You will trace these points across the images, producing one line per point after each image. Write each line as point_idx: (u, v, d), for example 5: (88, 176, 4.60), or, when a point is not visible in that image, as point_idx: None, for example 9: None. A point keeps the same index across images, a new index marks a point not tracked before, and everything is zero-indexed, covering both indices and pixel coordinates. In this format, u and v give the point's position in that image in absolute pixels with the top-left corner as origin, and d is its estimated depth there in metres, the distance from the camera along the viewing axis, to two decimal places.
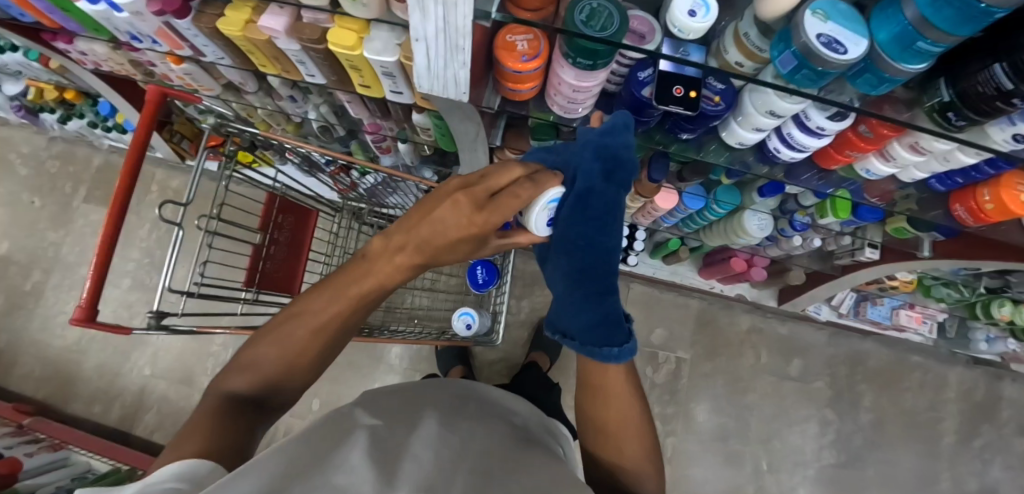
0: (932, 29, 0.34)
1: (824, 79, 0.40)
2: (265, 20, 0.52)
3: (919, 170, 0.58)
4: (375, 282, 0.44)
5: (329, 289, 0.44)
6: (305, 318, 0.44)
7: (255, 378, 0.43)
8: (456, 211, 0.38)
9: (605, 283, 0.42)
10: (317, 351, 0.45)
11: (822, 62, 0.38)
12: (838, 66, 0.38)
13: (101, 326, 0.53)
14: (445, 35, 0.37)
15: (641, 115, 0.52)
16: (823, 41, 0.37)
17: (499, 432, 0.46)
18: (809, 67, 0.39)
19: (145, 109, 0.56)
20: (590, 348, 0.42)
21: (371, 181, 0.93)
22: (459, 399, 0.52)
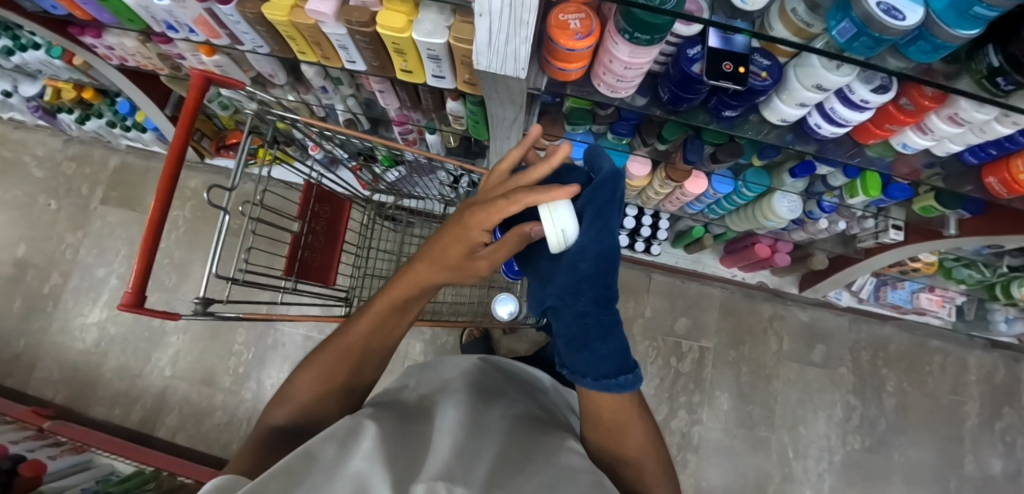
0: None
1: (881, 46, 0.41)
2: (312, 4, 0.52)
3: (954, 142, 0.59)
4: (392, 301, 0.44)
5: (356, 315, 0.46)
6: (333, 342, 0.45)
7: (296, 407, 0.44)
8: (452, 228, 0.38)
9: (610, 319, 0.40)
10: (346, 375, 0.45)
11: (881, 29, 0.39)
12: (895, 33, 0.39)
13: (148, 311, 0.52)
14: (511, 8, 0.38)
15: (689, 92, 0.52)
16: (882, 8, 0.38)
17: (519, 423, 0.48)
18: (867, 35, 0.40)
19: (191, 94, 0.56)
20: (603, 382, 0.41)
21: (398, 173, 0.94)
22: (484, 383, 0.55)
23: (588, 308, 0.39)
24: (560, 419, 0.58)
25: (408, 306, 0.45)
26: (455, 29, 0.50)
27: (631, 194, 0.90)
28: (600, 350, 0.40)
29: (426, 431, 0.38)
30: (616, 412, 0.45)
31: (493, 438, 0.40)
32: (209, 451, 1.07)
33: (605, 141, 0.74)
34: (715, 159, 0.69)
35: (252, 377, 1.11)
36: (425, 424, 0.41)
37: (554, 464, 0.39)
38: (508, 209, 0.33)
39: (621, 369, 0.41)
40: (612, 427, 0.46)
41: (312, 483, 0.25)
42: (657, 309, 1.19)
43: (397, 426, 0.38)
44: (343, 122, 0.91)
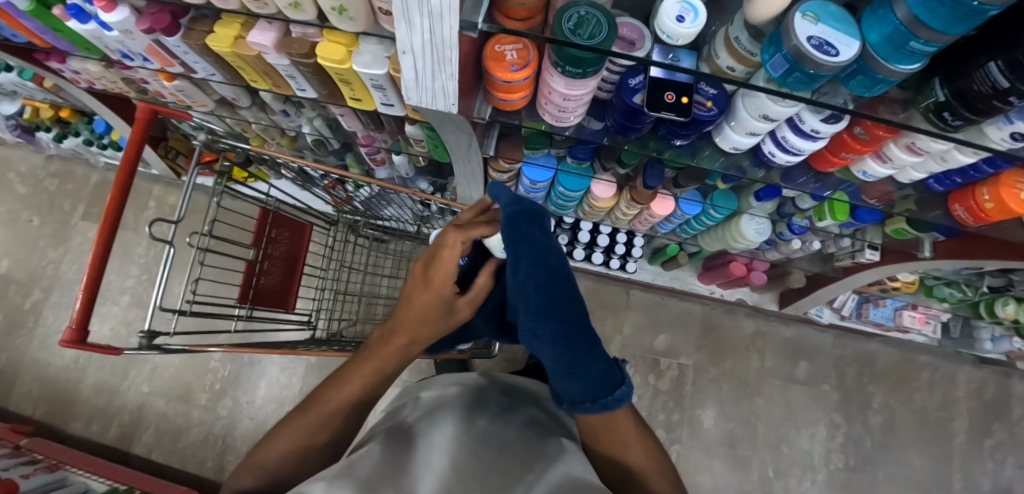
0: (925, 29, 0.33)
1: (816, 82, 0.39)
2: (254, 36, 0.52)
3: (916, 171, 0.57)
4: (378, 363, 0.48)
5: (336, 382, 0.47)
6: (313, 408, 0.45)
7: (264, 474, 0.43)
8: (422, 285, 0.50)
9: (588, 336, 0.46)
10: (328, 440, 0.45)
11: (815, 65, 0.37)
12: (830, 69, 0.38)
13: (90, 346, 0.52)
14: (432, 47, 0.38)
15: (634, 123, 0.51)
16: (813, 44, 0.36)
17: (519, 435, 0.49)
18: (800, 71, 0.38)
19: (136, 128, 0.56)
20: (601, 402, 0.44)
21: (364, 196, 0.92)
22: (477, 400, 0.57)
23: (561, 333, 0.45)
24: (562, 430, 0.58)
25: (393, 374, 0.50)
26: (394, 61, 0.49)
27: (600, 214, 0.89)
28: (588, 373, 0.44)
29: (409, 462, 0.40)
30: (610, 425, 0.47)
31: (485, 455, 0.42)
32: (185, 467, 1.08)
33: (566, 165, 0.73)
34: (677, 183, 0.70)
35: (229, 394, 1.12)
36: (410, 452, 0.43)
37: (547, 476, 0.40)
38: (453, 256, 0.48)
39: (611, 384, 0.44)
40: (610, 443, 0.48)
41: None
42: (636, 325, 1.18)
43: (386, 457, 0.41)
44: (312, 141, 0.92)
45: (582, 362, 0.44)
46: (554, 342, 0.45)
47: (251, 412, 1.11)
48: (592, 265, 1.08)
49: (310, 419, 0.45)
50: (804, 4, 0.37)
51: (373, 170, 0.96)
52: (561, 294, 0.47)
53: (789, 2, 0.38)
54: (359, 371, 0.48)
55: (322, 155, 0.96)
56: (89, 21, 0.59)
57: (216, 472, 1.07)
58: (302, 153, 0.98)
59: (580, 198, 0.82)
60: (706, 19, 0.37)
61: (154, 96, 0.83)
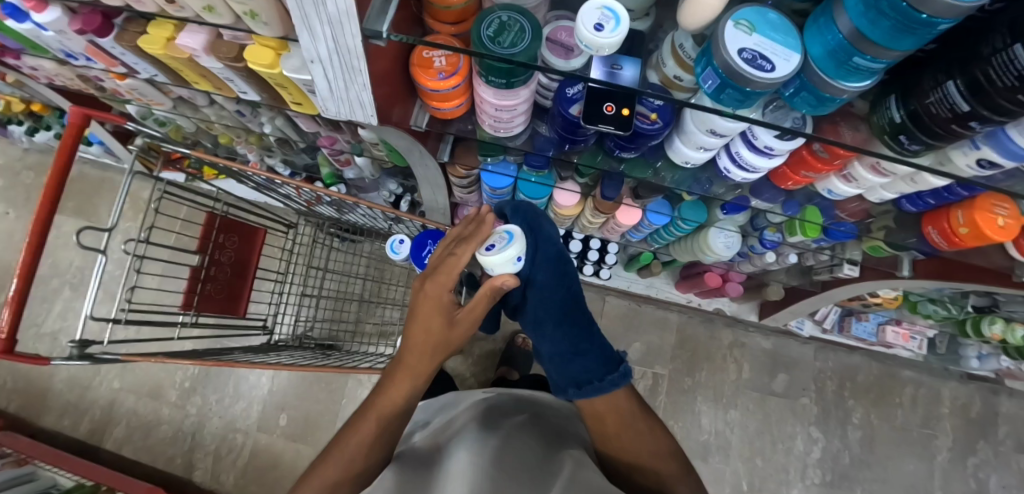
0: (868, 43, 0.29)
1: (752, 99, 0.35)
2: (183, 39, 0.50)
3: (886, 190, 0.54)
4: (391, 397, 0.46)
5: (351, 426, 0.45)
6: (332, 457, 0.43)
7: None
8: (425, 299, 0.48)
9: (583, 317, 0.57)
10: (356, 477, 0.43)
11: (748, 82, 0.33)
12: (766, 86, 0.33)
13: (14, 356, 0.47)
14: (339, 56, 0.36)
15: (575, 134, 0.48)
16: (745, 57, 0.32)
17: (534, 430, 0.56)
18: (733, 87, 0.34)
19: (67, 133, 0.54)
20: (610, 378, 0.50)
21: (325, 203, 0.88)
22: (485, 402, 0.63)
23: (564, 321, 0.55)
24: (572, 427, 0.62)
25: (407, 407, 0.47)
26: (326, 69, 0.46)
27: (568, 221, 0.87)
28: (592, 351, 0.53)
29: (436, 474, 0.46)
30: (619, 417, 0.51)
31: (510, 445, 0.49)
32: (155, 464, 1.09)
33: (526, 174, 0.71)
34: (636, 193, 0.69)
35: (199, 391, 1.12)
36: (430, 474, 0.46)
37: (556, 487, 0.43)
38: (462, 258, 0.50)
39: (608, 362, 0.52)
40: (619, 439, 0.51)
41: None
42: (611, 331, 1.23)
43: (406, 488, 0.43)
44: (277, 141, 0.90)
45: (586, 342, 0.54)
46: (563, 326, 0.55)
47: (219, 410, 1.12)
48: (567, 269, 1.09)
49: (337, 464, 0.43)
50: (738, 11, 0.33)
51: (340, 170, 0.94)
52: (565, 290, 0.57)
53: (723, 8, 0.34)
54: (375, 407, 0.46)
55: (291, 153, 0.95)
56: (24, 22, 0.56)
57: (185, 469, 1.09)
58: (270, 150, 0.96)
59: (545, 205, 0.80)
60: (628, 27, 0.33)
61: (113, 93, 0.81)
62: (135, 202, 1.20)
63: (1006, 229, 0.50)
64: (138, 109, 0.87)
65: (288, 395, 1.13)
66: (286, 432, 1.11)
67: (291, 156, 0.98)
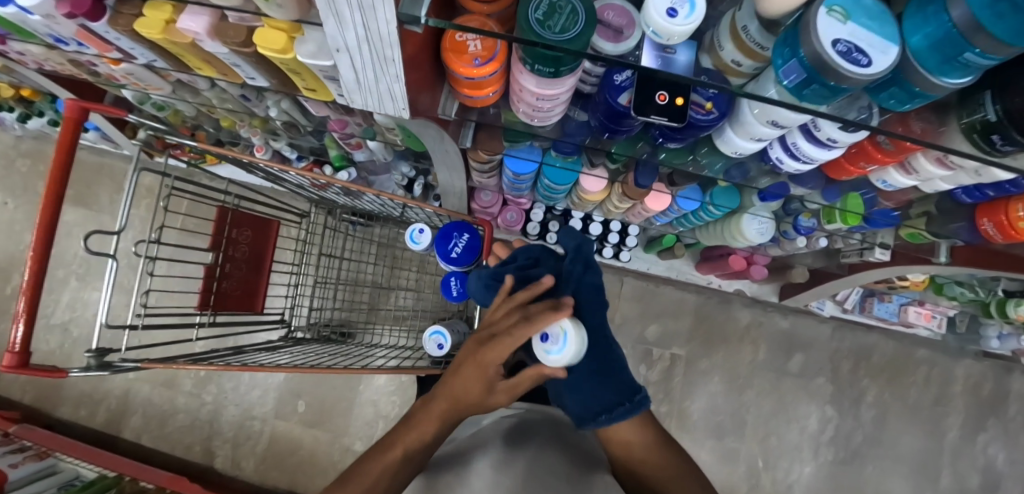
0: (985, 36, 0.25)
1: (838, 96, 0.31)
2: (184, 21, 0.45)
3: (943, 182, 0.50)
4: (419, 434, 0.45)
5: (369, 456, 0.44)
6: (351, 479, 0.43)
7: None
8: (471, 363, 0.43)
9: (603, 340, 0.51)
10: None
11: (837, 77, 0.29)
12: (858, 82, 0.30)
13: (32, 369, 0.46)
14: (369, 44, 0.32)
15: (618, 124, 0.44)
16: (839, 49, 0.28)
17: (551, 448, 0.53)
18: (819, 82, 0.30)
19: (63, 130, 0.49)
20: (637, 399, 0.47)
21: (336, 190, 0.84)
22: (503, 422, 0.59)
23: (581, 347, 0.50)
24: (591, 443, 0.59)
25: (436, 442, 0.46)
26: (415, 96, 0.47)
27: (591, 206, 0.84)
28: (613, 375, 0.49)
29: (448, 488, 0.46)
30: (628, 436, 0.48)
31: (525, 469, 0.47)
32: (175, 452, 1.10)
33: (551, 159, 0.67)
34: (671, 181, 0.65)
35: (214, 380, 1.12)
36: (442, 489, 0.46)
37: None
38: (516, 343, 0.41)
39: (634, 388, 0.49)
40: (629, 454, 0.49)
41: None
42: (628, 314, 1.22)
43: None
44: (283, 125, 0.85)
45: (605, 363, 0.49)
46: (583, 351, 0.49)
47: (236, 398, 1.12)
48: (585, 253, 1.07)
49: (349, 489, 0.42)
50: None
51: (350, 153, 0.89)
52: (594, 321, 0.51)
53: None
54: (400, 441, 0.45)
55: (298, 136, 0.90)
56: (6, 5, 0.51)
57: (204, 456, 1.10)
58: (275, 133, 0.91)
59: (569, 189, 0.77)
60: (704, 14, 0.29)
61: (107, 78, 0.76)
62: (138, 189, 1.17)
63: None
64: (134, 93, 0.82)
65: (305, 382, 1.12)
66: (304, 418, 1.11)
67: (297, 140, 0.93)
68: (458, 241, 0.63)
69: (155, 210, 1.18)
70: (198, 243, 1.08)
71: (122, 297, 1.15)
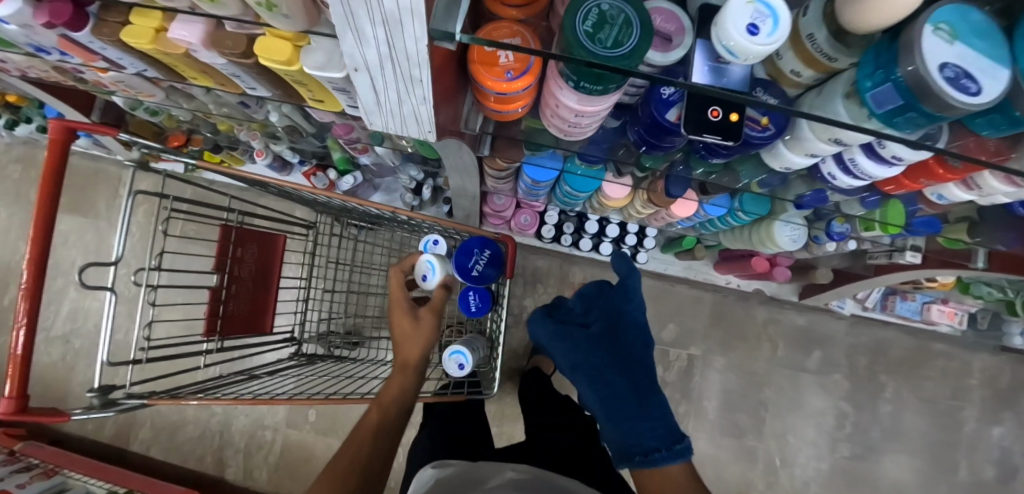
0: None
1: (935, 123, 0.27)
2: (176, 30, 0.41)
3: (1005, 197, 0.46)
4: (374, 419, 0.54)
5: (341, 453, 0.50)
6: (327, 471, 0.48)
7: None
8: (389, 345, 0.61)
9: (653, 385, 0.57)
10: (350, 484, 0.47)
11: (939, 106, 0.25)
12: (962, 110, 0.25)
13: (32, 414, 0.44)
14: (394, 62, 0.28)
15: (661, 141, 0.40)
16: (948, 75, 0.24)
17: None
18: (918, 110, 0.26)
19: (49, 152, 0.45)
20: (676, 447, 0.48)
21: (343, 199, 0.77)
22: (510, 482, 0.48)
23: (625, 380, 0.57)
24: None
25: (392, 426, 0.54)
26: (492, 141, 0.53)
27: (612, 210, 0.80)
28: (653, 413, 0.53)
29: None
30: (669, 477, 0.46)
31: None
32: (185, 463, 1.08)
33: (573, 166, 0.63)
34: (703, 189, 0.61)
35: None
36: None
37: None
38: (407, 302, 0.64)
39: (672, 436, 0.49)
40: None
41: None
42: None
43: None
44: (284, 129, 0.80)
45: (648, 404, 0.54)
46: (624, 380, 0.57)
47: (245, 409, 1.09)
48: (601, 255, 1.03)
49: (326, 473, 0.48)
50: (937, 10, 0.25)
51: (356, 157, 0.85)
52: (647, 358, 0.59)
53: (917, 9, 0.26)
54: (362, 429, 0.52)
55: (300, 141, 0.86)
56: None
57: (216, 467, 1.08)
58: (276, 138, 0.87)
59: (590, 195, 0.74)
60: (790, 32, 0.25)
61: (96, 85, 0.71)
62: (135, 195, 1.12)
63: None
64: (126, 100, 0.77)
65: None
66: (316, 427, 1.09)
67: (299, 144, 0.88)
68: (479, 257, 0.59)
69: (153, 215, 1.13)
70: (200, 251, 1.05)
71: (123, 307, 1.12)
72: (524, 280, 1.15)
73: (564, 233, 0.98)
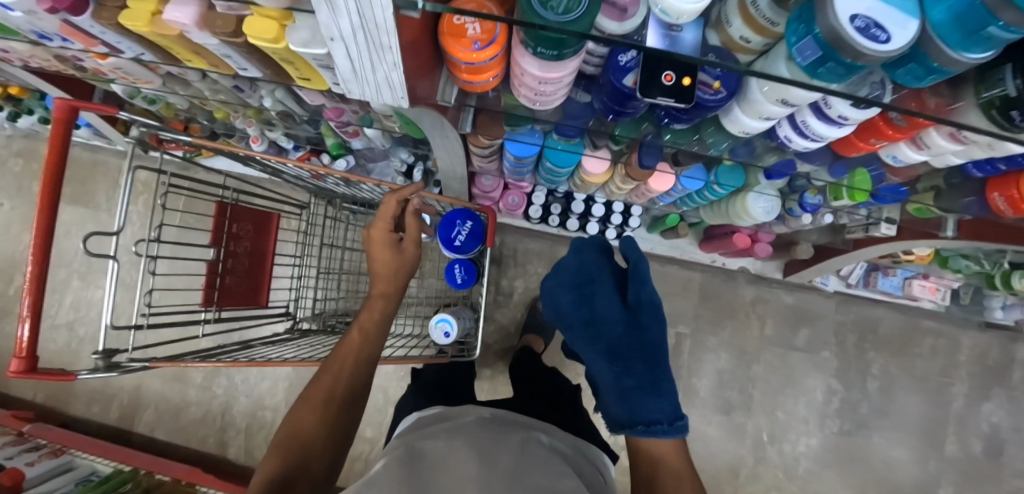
0: (1014, 9, 0.23)
1: (854, 74, 0.30)
2: (171, 12, 0.43)
3: (956, 156, 0.49)
4: (349, 364, 0.52)
5: (312, 388, 0.49)
6: (312, 398, 0.48)
7: (286, 441, 0.43)
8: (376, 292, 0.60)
9: (636, 326, 0.62)
10: (338, 407, 0.48)
11: (855, 55, 0.27)
12: (875, 59, 0.28)
13: (41, 374, 0.48)
14: (366, 31, 0.31)
15: (623, 106, 0.43)
16: (858, 26, 0.26)
17: (532, 461, 0.38)
18: (838, 60, 0.29)
19: (54, 128, 0.48)
20: (677, 425, 0.51)
21: (336, 179, 0.80)
22: (471, 417, 0.49)
23: (619, 339, 0.61)
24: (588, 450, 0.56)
25: (366, 359, 0.54)
26: (486, 130, 0.63)
27: (593, 188, 0.83)
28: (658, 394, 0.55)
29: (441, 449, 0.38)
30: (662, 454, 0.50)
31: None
32: (189, 444, 1.12)
33: (553, 141, 0.65)
34: (675, 160, 0.63)
35: (223, 373, 1.13)
36: (442, 443, 0.39)
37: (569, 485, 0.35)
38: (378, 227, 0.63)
39: (674, 413, 0.53)
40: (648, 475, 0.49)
41: None
42: None
43: (408, 463, 0.35)
44: (279, 115, 0.82)
45: (633, 364, 0.59)
46: (617, 366, 0.59)
47: (246, 390, 1.13)
48: (588, 234, 1.06)
49: (310, 408, 0.47)
50: None
51: (348, 141, 0.88)
52: (636, 304, 0.64)
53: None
54: (337, 364, 0.52)
55: (294, 126, 0.88)
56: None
57: (219, 447, 1.12)
58: (270, 124, 0.89)
59: (572, 172, 0.76)
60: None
61: (97, 74, 0.73)
62: (133, 183, 1.15)
63: None
64: (125, 88, 0.79)
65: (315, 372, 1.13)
66: None
67: (294, 129, 0.91)
68: (461, 228, 0.62)
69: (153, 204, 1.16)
70: (198, 236, 1.08)
71: (123, 296, 1.15)
72: (516, 262, 1.18)
73: (551, 213, 1.01)
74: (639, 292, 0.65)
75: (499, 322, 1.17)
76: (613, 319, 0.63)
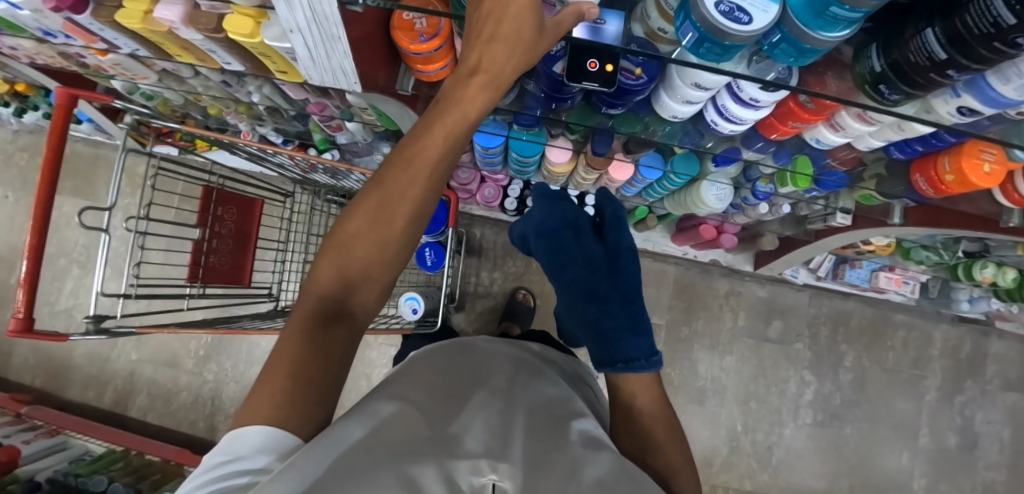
0: None
1: (731, 52, 0.35)
2: (161, 11, 0.49)
3: (874, 138, 0.54)
4: (414, 188, 0.36)
5: (363, 209, 0.37)
6: (363, 218, 0.36)
7: (338, 268, 0.36)
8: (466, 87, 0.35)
9: (613, 274, 0.70)
10: (395, 247, 0.37)
11: (725, 35, 0.32)
12: (743, 38, 0.33)
13: (37, 334, 0.52)
14: (317, 24, 0.36)
15: (560, 89, 0.48)
16: (722, 10, 0.31)
17: (527, 387, 0.42)
18: (712, 40, 0.34)
19: (56, 114, 0.54)
20: (654, 358, 0.55)
21: (325, 172, 0.87)
22: (473, 340, 0.51)
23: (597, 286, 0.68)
24: (578, 377, 0.61)
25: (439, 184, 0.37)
26: None
27: (562, 178, 0.88)
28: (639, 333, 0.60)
29: (446, 370, 0.40)
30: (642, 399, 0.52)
31: (513, 417, 0.33)
32: (180, 427, 1.16)
33: (517, 132, 0.70)
34: (627, 148, 0.68)
35: (213, 359, 1.17)
36: (444, 368, 0.40)
37: (555, 410, 0.39)
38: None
39: (650, 351, 0.57)
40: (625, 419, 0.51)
41: (384, 453, 0.24)
42: None
43: (423, 380, 0.36)
44: (267, 110, 0.88)
45: (614, 304, 0.65)
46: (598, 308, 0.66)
47: (235, 375, 1.17)
48: None
49: (360, 242, 0.36)
50: None
51: (333, 135, 0.93)
52: (614, 256, 0.72)
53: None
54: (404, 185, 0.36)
55: (284, 121, 0.93)
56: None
57: (208, 431, 1.16)
58: (261, 119, 0.94)
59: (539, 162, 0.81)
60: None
61: (97, 70, 0.79)
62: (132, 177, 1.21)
63: (991, 175, 0.52)
64: (124, 83, 0.85)
65: None
66: None
67: (283, 124, 0.96)
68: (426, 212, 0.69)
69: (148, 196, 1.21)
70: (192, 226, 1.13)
71: (119, 283, 1.20)
72: (497, 254, 1.22)
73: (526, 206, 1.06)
74: (614, 246, 0.73)
75: (480, 312, 1.22)
76: (596, 266, 0.70)
